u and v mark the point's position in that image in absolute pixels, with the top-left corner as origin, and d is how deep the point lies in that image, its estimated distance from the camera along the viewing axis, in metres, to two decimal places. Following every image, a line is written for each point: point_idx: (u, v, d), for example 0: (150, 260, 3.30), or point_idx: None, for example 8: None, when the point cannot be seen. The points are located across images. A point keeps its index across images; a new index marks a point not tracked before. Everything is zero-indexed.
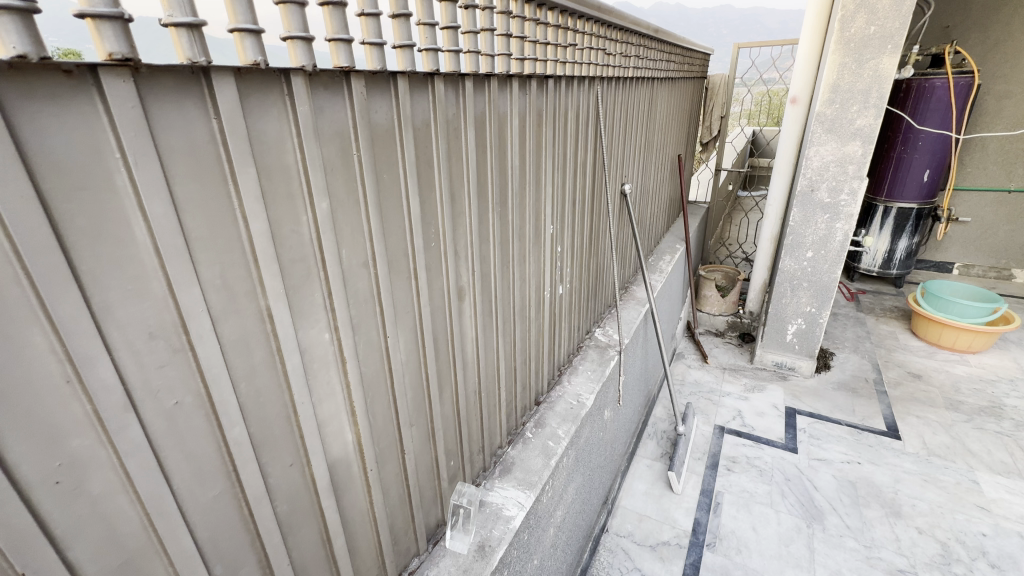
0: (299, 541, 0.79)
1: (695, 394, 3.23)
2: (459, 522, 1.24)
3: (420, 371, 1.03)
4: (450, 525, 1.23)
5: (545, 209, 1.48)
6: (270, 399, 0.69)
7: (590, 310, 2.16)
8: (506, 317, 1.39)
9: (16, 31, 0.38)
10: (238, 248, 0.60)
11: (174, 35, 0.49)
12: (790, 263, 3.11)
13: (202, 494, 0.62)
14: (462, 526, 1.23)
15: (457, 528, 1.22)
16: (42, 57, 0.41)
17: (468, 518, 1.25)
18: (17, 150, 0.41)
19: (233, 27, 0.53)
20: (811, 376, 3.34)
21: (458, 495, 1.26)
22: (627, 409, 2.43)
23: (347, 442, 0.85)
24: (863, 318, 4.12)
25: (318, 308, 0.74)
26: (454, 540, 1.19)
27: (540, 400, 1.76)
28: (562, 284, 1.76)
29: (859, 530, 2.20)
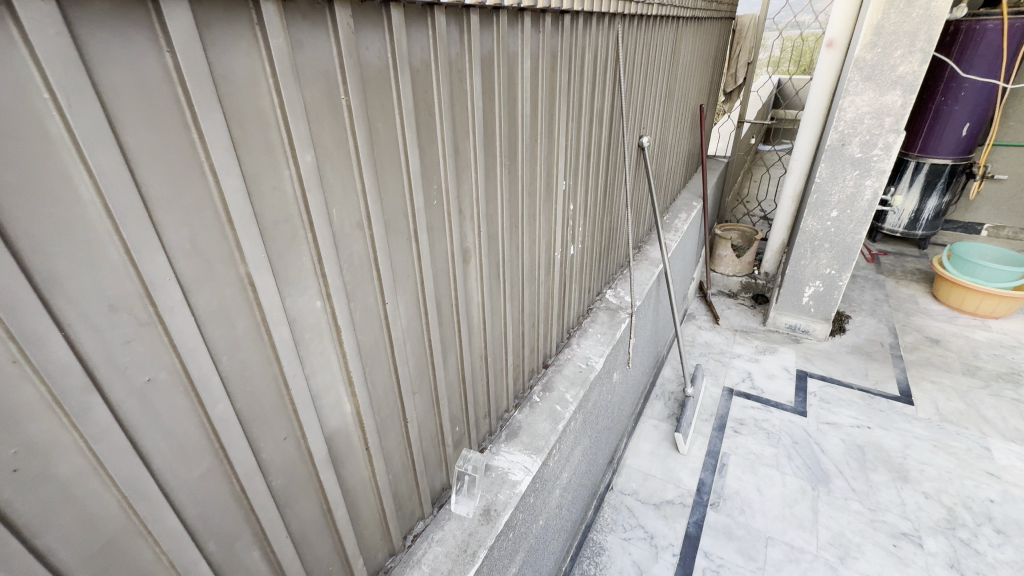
0: (298, 512, 0.77)
1: (705, 355, 3.20)
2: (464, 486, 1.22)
3: (423, 338, 0.97)
4: (455, 490, 1.21)
5: (558, 163, 1.38)
6: (259, 372, 0.64)
7: (602, 270, 2.09)
8: (515, 280, 1.32)
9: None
10: (209, 207, 0.53)
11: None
12: (813, 222, 2.97)
13: (187, 473, 0.58)
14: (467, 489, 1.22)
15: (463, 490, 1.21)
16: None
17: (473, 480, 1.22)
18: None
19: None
20: (825, 339, 3.27)
21: (462, 463, 1.20)
22: (636, 371, 2.40)
23: (345, 412, 0.81)
24: (883, 280, 3.99)
25: (308, 274, 0.67)
26: (461, 503, 1.19)
27: (548, 363, 1.72)
28: (574, 244, 1.68)
29: (864, 493, 2.20)
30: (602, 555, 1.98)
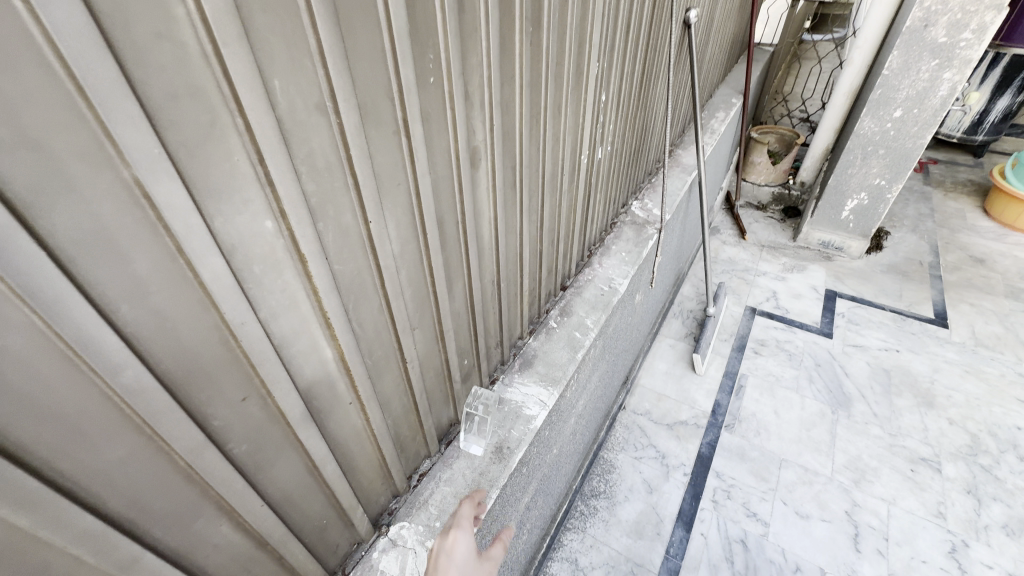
0: (276, 475, 0.64)
1: (728, 272, 3.00)
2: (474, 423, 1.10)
3: (422, 263, 0.78)
4: (464, 428, 1.09)
5: (592, 35, 1.07)
6: (189, 324, 0.46)
7: (629, 178, 1.82)
8: (534, 189, 1.09)
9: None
10: (34, 65, 0.31)
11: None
12: (870, 124, 2.59)
13: (98, 459, 0.43)
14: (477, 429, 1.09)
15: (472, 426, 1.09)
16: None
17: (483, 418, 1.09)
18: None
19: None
20: (859, 257, 3.05)
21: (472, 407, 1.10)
22: (657, 290, 2.23)
23: (324, 360, 0.65)
24: (929, 192, 3.64)
25: (245, 183, 0.46)
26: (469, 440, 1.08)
27: (566, 285, 1.54)
28: (602, 146, 1.41)
29: (886, 418, 2.13)
30: (612, 473, 1.96)
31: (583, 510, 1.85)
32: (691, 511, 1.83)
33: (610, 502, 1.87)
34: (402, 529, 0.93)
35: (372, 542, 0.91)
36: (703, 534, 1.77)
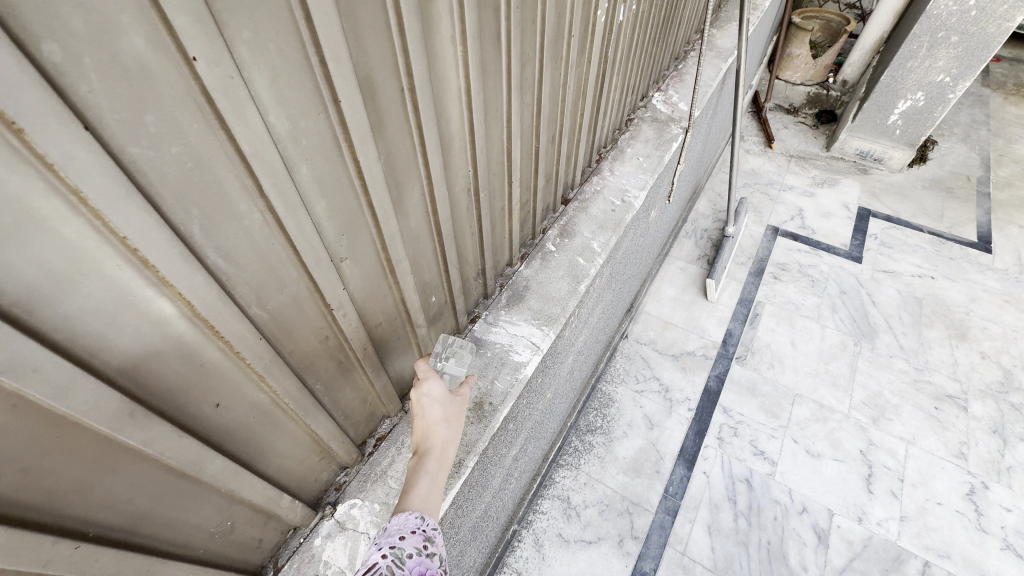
0: (100, 496, 0.40)
1: (750, 186, 2.66)
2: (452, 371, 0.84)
3: (341, 159, 0.48)
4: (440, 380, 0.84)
5: None
6: None
7: (653, 60, 1.43)
8: (527, 53, 0.75)
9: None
10: None
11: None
12: (948, 2, 2.10)
13: None
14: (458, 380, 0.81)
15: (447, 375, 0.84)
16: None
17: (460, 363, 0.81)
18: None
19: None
20: (899, 170, 2.70)
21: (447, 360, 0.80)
22: (672, 206, 1.91)
23: (153, 321, 0.37)
24: (987, 96, 3.17)
25: None
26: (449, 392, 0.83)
27: (568, 198, 1.23)
28: (625, 5, 1.04)
29: (912, 351, 1.94)
30: (611, 407, 1.80)
31: (578, 446, 1.71)
32: (694, 449, 1.69)
33: (608, 438, 1.73)
34: (352, 508, 0.73)
35: (313, 526, 0.71)
36: (706, 473, 1.64)
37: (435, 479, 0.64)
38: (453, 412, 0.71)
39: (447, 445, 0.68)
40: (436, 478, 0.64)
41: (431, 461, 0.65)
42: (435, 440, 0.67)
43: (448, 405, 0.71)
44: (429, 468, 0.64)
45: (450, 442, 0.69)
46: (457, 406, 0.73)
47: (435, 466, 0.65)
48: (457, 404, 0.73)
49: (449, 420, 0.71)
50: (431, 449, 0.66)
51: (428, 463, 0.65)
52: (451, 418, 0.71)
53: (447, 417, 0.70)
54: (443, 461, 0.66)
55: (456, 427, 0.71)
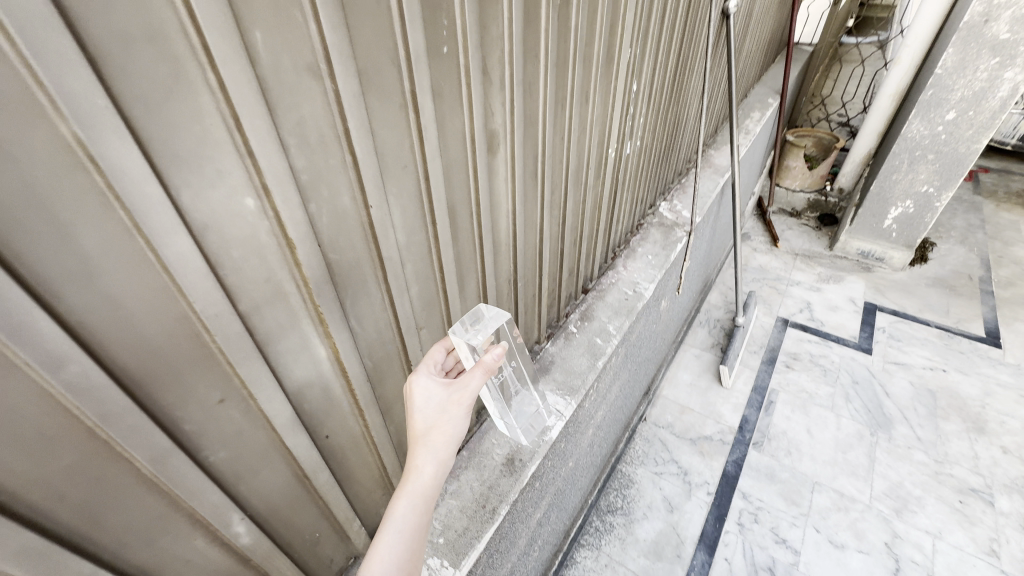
0: (258, 486, 0.58)
1: (758, 281, 2.87)
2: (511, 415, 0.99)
3: (432, 259, 0.71)
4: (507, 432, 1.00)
5: (625, 18, 0.99)
6: (149, 314, 0.40)
7: (658, 177, 1.73)
8: (555, 182, 1.00)
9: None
10: None
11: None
12: (919, 127, 2.42)
13: (44, 466, 0.37)
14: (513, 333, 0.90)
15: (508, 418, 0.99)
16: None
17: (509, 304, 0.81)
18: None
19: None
20: (901, 269, 2.87)
21: (462, 328, 0.72)
22: (683, 297, 2.11)
23: (316, 360, 0.58)
24: (980, 203, 3.42)
25: (221, 149, 0.40)
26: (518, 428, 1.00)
27: (587, 287, 1.45)
28: (631, 141, 1.33)
29: (931, 443, 1.97)
30: (630, 488, 1.86)
31: (599, 526, 1.75)
32: (715, 534, 1.71)
33: (628, 519, 1.77)
34: None
35: None
36: (728, 560, 1.65)
37: (408, 520, 0.54)
38: (441, 424, 0.59)
39: (427, 474, 0.57)
40: (408, 519, 0.55)
41: (402, 497, 0.55)
42: (414, 468, 0.57)
43: (431, 419, 0.59)
44: (396, 508, 0.54)
45: (432, 468, 0.57)
46: (450, 414, 0.60)
47: (408, 503, 0.55)
48: (447, 412, 0.60)
49: (433, 437, 0.58)
50: (407, 478, 0.56)
51: (400, 499, 0.55)
52: (435, 435, 0.59)
53: (431, 432, 0.58)
54: (419, 495, 0.56)
55: (442, 445, 0.58)
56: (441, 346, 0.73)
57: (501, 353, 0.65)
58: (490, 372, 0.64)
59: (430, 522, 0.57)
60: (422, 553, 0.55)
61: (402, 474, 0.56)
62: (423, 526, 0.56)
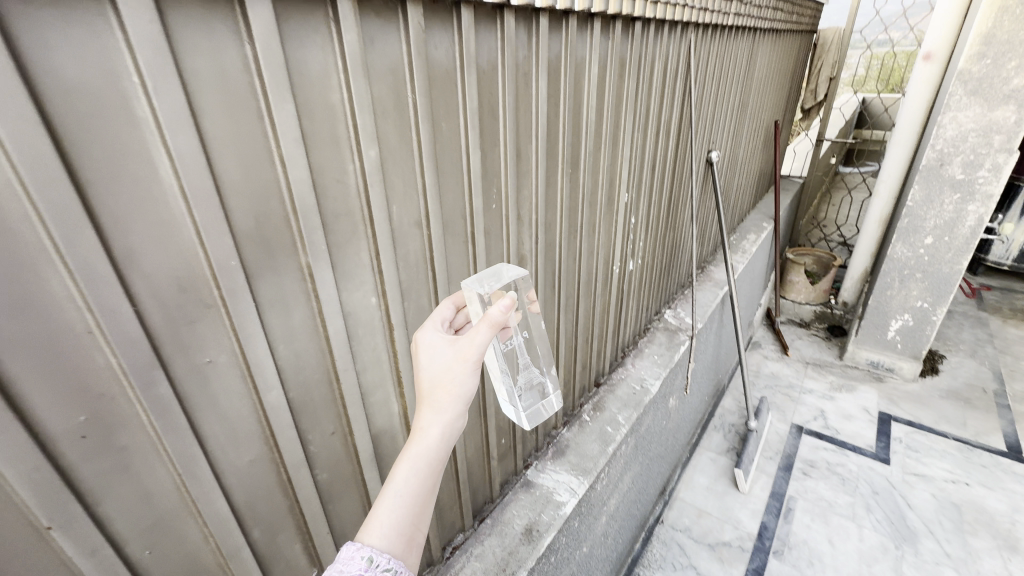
0: (340, 509, 0.77)
1: (771, 388, 2.98)
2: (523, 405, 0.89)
3: None
4: (520, 421, 0.88)
5: (623, 174, 1.34)
6: (311, 364, 0.65)
7: (661, 289, 2.00)
8: (570, 291, 1.27)
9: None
10: (276, 196, 0.54)
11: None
12: (903, 250, 2.68)
13: (238, 455, 0.60)
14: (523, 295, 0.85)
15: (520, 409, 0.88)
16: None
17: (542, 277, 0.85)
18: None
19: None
20: (913, 380, 2.94)
21: (475, 282, 0.72)
22: (694, 398, 2.24)
23: (392, 413, 0.80)
24: (986, 318, 3.55)
25: (365, 269, 0.67)
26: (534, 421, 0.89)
27: (600, 381, 1.65)
28: (634, 260, 1.61)
29: (960, 560, 1.92)
30: None
31: None
32: None
33: None
34: None
35: None
36: None
37: (412, 482, 0.54)
38: (444, 382, 0.58)
39: (431, 437, 0.56)
40: (410, 481, 0.54)
41: (405, 460, 0.55)
42: (419, 429, 0.57)
43: (437, 377, 0.59)
44: (398, 471, 0.54)
45: (436, 430, 0.56)
46: (453, 371, 0.58)
47: (411, 466, 0.55)
48: (453, 370, 0.58)
49: (438, 399, 0.58)
50: (411, 441, 0.56)
51: (404, 460, 0.55)
52: (440, 396, 0.58)
53: (435, 392, 0.58)
54: (422, 456, 0.55)
55: (448, 406, 0.57)
56: (450, 302, 0.73)
57: (509, 304, 0.58)
58: (497, 326, 0.57)
59: (435, 485, 0.56)
60: (428, 513, 0.55)
61: (408, 435, 0.56)
62: (427, 488, 0.55)
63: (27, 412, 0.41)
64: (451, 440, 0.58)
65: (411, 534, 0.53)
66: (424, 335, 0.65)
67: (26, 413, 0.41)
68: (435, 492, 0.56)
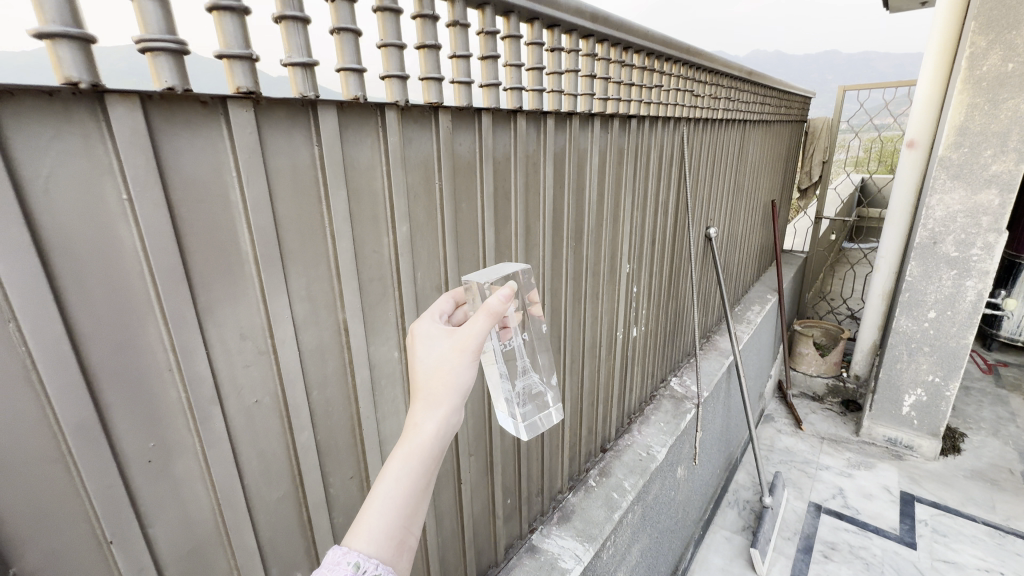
0: None
1: (785, 463, 2.90)
2: (522, 415, 0.87)
3: (483, 401, 1.05)
4: (517, 431, 0.86)
5: (623, 247, 1.46)
6: (338, 410, 0.73)
7: (667, 357, 2.06)
8: (575, 355, 1.34)
9: (72, 59, 0.40)
10: (324, 263, 0.65)
11: (284, 30, 0.53)
12: (907, 323, 2.71)
13: (268, 491, 0.66)
14: (523, 293, 0.85)
15: (519, 419, 0.87)
16: (96, 84, 0.42)
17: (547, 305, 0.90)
18: (110, 138, 0.45)
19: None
20: (934, 458, 2.84)
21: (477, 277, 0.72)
22: (704, 470, 2.21)
23: None
24: (1007, 396, 3.47)
25: (391, 326, 0.77)
26: (534, 431, 0.87)
27: (606, 447, 1.67)
28: (637, 327, 1.69)
29: None
30: None
31: None
32: None
33: None
34: None
35: None
36: None
37: (405, 480, 0.51)
38: (442, 371, 0.56)
39: (425, 431, 0.53)
40: (402, 478, 0.51)
41: (398, 456, 0.52)
42: (413, 425, 0.54)
43: (433, 368, 0.57)
44: (389, 468, 0.51)
45: (432, 425, 0.54)
46: (450, 360, 0.57)
47: (403, 462, 0.51)
48: (449, 360, 0.57)
49: (433, 391, 0.55)
50: (404, 435, 0.53)
51: (396, 457, 0.52)
52: (437, 389, 0.55)
53: (431, 381, 0.56)
54: (415, 452, 0.52)
55: (444, 400, 0.55)
56: (450, 296, 0.71)
57: (507, 295, 0.59)
58: (497, 316, 0.58)
59: (429, 484, 0.53)
60: (421, 513, 0.52)
61: (401, 430, 0.53)
62: (420, 487, 0.52)
63: (112, 436, 0.50)
64: (445, 438, 0.55)
65: (402, 537, 0.50)
66: (421, 326, 0.62)
67: (111, 436, 0.49)
68: (427, 492, 0.53)
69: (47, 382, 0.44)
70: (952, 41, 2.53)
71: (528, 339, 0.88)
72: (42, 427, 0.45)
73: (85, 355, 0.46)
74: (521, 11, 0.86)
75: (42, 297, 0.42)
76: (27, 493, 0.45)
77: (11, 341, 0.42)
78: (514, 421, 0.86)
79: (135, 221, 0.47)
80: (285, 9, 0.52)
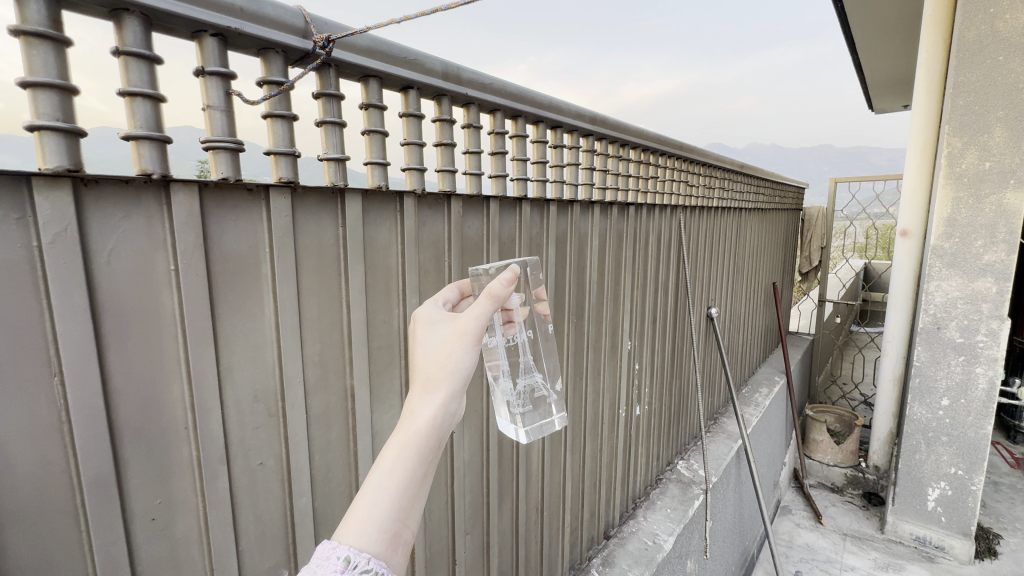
0: None
1: (807, 563, 2.72)
2: (523, 420, 0.89)
3: (482, 475, 1.05)
4: (517, 431, 0.87)
5: (624, 325, 1.50)
6: (337, 477, 0.74)
7: (671, 438, 2.02)
8: (576, 432, 1.34)
9: (150, 155, 0.48)
10: (337, 331, 0.70)
11: (324, 132, 0.64)
12: (922, 410, 2.63)
13: (260, 559, 0.66)
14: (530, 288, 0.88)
15: (519, 424, 0.88)
16: (165, 175, 0.50)
17: (549, 339, 0.95)
18: (168, 219, 0.52)
19: (364, 103, 0.68)
20: (970, 563, 2.60)
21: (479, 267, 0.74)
22: (716, 568, 2.05)
23: None
24: None
25: (394, 394, 0.80)
26: (533, 436, 0.88)
27: (609, 533, 1.60)
28: (640, 405, 1.69)
29: None
30: None
31: None
32: None
33: None
34: None
35: None
36: None
37: (398, 470, 0.51)
38: (441, 354, 0.58)
39: (422, 417, 0.55)
40: (397, 465, 0.51)
41: (395, 442, 0.53)
42: (411, 412, 0.55)
43: (433, 354, 0.59)
44: (386, 456, 0.52)
45: (428, 411, 0.55)
46: (448, 343, 0.59)
47: (399, 451, 0.52)
48: (448, 346, 0.59)
49: (433, 379, 0.57)
50: (403, 419, 0.55)
51: (391, 447, 0.53)
52: (434, 375, 0.57)
53: (431, 365, 0.58)
54: (412, 438, 0.53)
55: (442, 386, 0.57)
56: (456, 287, 0.75)
57: (508, 281, 0.60)
58: (497, 299, 0.59)
59: (425, 472, 0.53)
60: (417, 508, 0.51)
61: (399, 418, 0.55)
62: (416, 475, 0.52)
63: (123, 491, 0.52)
64: (442, 427, 0.56)
65: (396, 531, 0.49)
66: (423, 313, 0.65)
67: (122, 491, 0.52)
68: (424, 484, 0.53)
69: (76, 435, 0.48)
70: (931, 139, 2.71)
71: (531, 335, 0.91)
72: (63, 479, 0.48)
73: (114, 410, 0.50)
74: (528, 115, 0.99)
75: (86, 354, 0.47)
76: (36, 545, 0.47)
77: (52, 395, 0.47)
78: (514, 426, 0.87)
79: (177, 289, 0.53)
80: (326, 116, 0.63)
